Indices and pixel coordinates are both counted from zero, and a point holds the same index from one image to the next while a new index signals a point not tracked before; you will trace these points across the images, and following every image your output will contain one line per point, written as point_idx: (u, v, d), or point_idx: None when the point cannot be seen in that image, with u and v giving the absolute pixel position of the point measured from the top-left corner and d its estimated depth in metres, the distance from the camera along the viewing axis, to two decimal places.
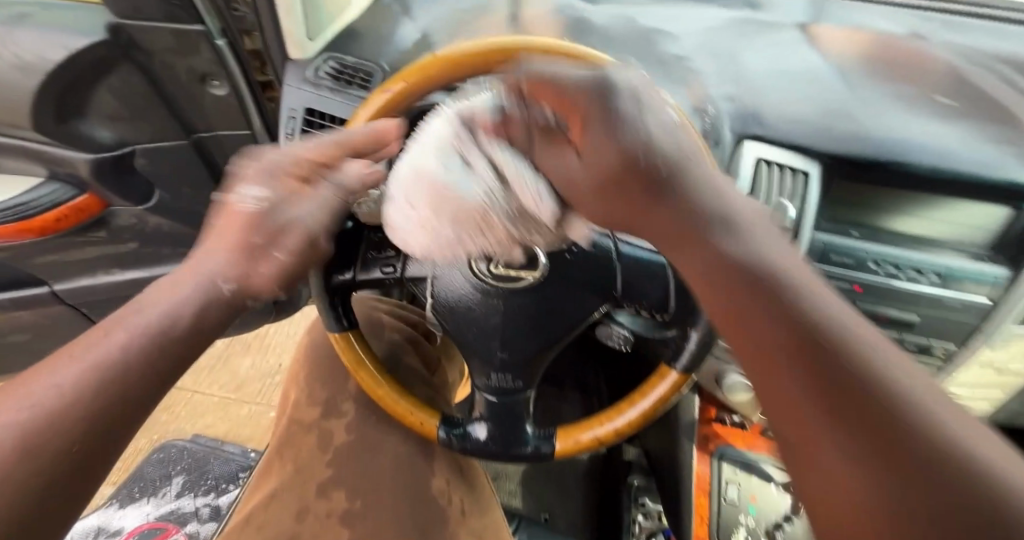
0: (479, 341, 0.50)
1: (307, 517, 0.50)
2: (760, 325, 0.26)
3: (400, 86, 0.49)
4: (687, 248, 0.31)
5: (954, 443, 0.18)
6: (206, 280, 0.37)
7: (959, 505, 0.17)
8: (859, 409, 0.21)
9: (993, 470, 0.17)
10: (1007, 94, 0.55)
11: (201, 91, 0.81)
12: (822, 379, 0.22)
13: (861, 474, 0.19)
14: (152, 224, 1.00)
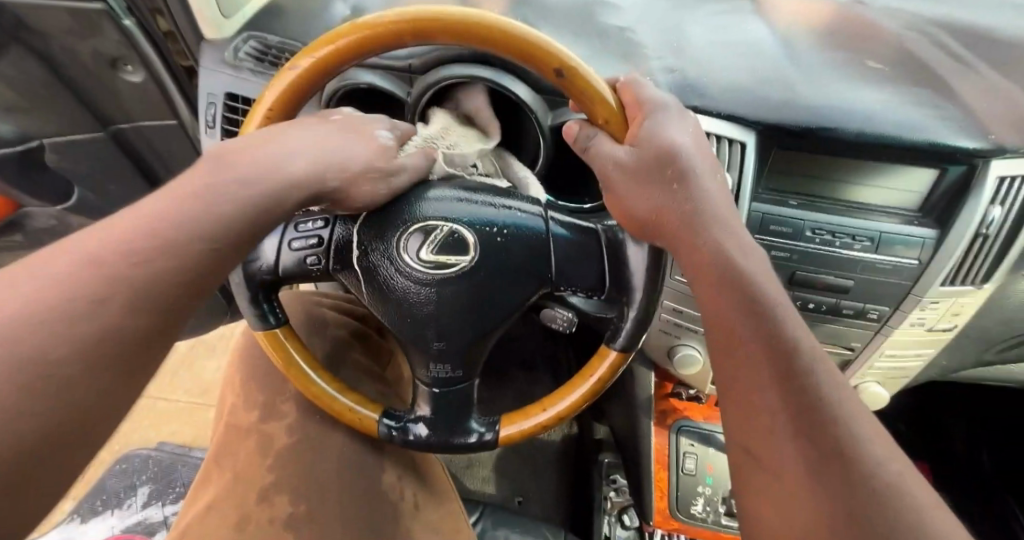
0: (414, 333, 0.49)
1: (247, 528, 0.47)
2: (731, 305, 0.32)
3: (308, 61, 0.46)
4: (710, 283, 0.35)
5: (841, 402, 0.27)
6: (254, 186, 0.36)
7: (852, 444, 0.25)
8: (790, 372, 0.28)
9: (861, 421, 0.26)
10: (940, 60, 0.56)
11: (113, 77, 0.73)
12: (771, 349, 0.29)
13: (795, 418, 0.27)
14: (73, 224, 0.98)
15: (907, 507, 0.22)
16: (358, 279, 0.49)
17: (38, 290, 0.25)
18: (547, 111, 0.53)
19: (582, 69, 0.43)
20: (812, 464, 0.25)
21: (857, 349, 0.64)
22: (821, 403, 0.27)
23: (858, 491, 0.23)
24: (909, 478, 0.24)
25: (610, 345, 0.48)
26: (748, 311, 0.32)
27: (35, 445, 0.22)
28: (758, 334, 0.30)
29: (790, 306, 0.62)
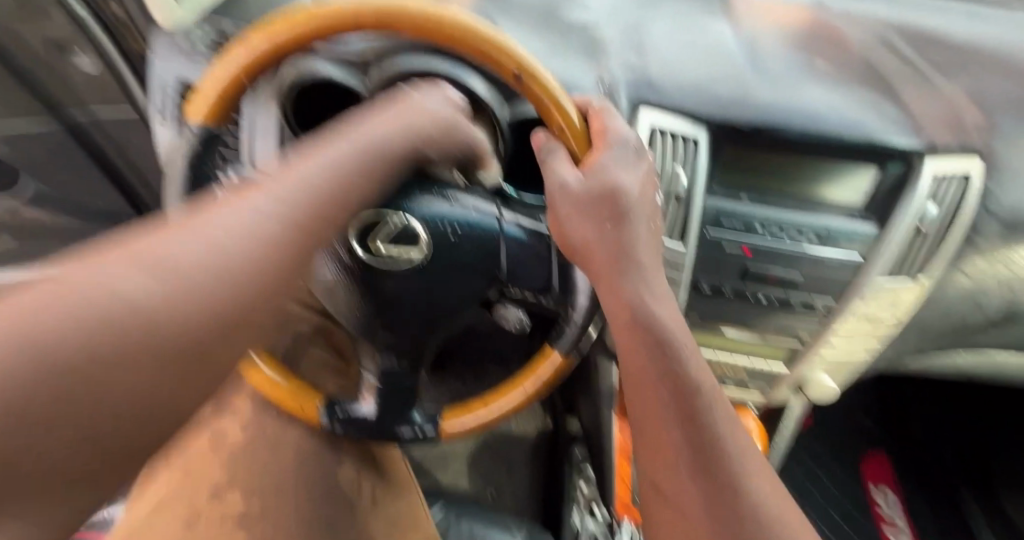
0: (363, 323, 0.50)
1: (197, 523, 0.46)
2: (643, 348, 0.34)
3: (256, 47, 0.47)
4: (628, 325, 0.36)
5: (732, 445, 0.30)
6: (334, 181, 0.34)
7: (742, 488, 0.28)
8: (692, 418, 0.31)
9: (746, 462, 0.30)
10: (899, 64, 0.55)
11: (65, 64, 0.71)
12: (676, 393, 0.32)
13: (696, 463, 0.29)
14: (30, 217, 0.94)
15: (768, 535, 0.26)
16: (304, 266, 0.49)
17: (135, 275, 0.25)
18: (504, 106, 0.53)
19: (541, 73, 0.42)
20: (707, 506, 0.28)
21: (804, 339, 0.66)
22: (709, 441, 0.30)
23: (748, 533, 0.26)
24: (777, 506, 0.28)
25: (555, 344, 0.49)
26: (659, 355, 0.34)
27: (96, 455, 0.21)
28: (666, 378, 0.33)
29: (741, 298, 0.64)
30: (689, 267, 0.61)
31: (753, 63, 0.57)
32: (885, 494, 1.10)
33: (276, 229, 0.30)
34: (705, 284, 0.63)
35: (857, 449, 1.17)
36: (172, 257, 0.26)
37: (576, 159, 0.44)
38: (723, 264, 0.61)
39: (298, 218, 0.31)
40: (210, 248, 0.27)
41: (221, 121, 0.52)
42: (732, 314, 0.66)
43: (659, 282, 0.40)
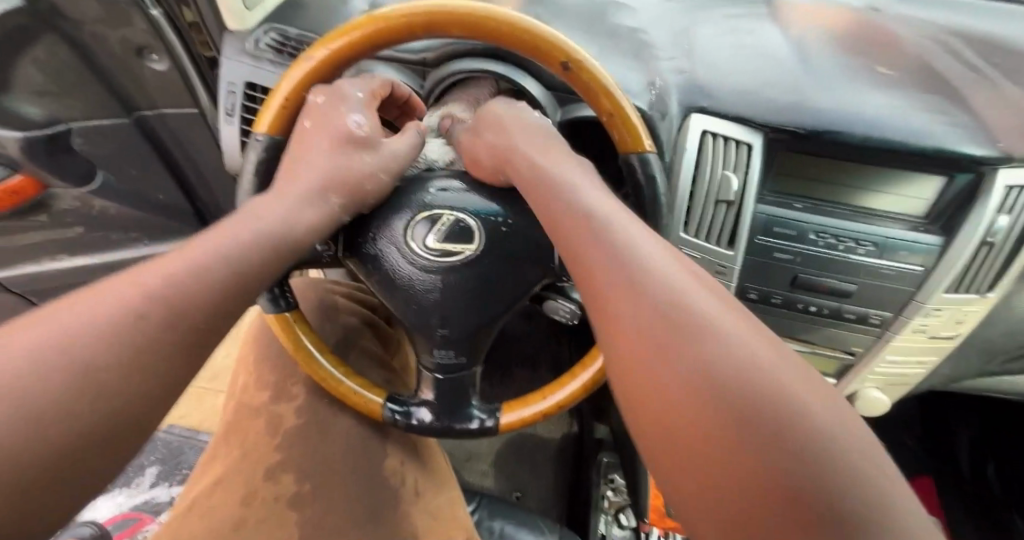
0: (418, 319, 0.50)
1: (252, 504, 0.48)
2: (605, 274, 0.27)
3: (322, 52, 0.47)
4: (587, 254, 0.29)
5: (742, 373, 0.20)
6: (267, 230, 0.39)
7: (755, 422, 0.18)
8: (674, 350, 0.22)
9: (780, 400, 0.19)
10: (960, 70, 0.54)
11: (139, 65, 0.76)
12: (653, 321, 0.23)
13: (683, 398, 0.20)
14: (98, 207, 0.96)
15: (832, 471, 0.16)
16: (368, 263, 0.51)
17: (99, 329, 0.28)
18: (557, 109, 0.54)
19: (590, 63, 0.45)
20: (711, 459, 0.18)
21: (857, 353, 0.64)
22: (715, 363, 0.21)
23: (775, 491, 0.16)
24: (844, 464, 0.17)
25: None
26: (625, 279, 0.26)
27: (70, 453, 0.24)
28: (638, 305, 0.24)
29: (790, 308, 0.62)
30: (737, 274, 0.60)
31: (810, 70, 0.56)
32: None
33: (179, 301, 0.31)
34: (753, 292, 0.62)
35: None
36: (56, 338, 0.26)
37: (625, 145, 0.47)
38: (773, 273, 0.60)
39: (199, 287, 0.32)
40: (101, 324, 0.28)
41: (285, 133, 0.50)
42: (779, 324, 0.65)
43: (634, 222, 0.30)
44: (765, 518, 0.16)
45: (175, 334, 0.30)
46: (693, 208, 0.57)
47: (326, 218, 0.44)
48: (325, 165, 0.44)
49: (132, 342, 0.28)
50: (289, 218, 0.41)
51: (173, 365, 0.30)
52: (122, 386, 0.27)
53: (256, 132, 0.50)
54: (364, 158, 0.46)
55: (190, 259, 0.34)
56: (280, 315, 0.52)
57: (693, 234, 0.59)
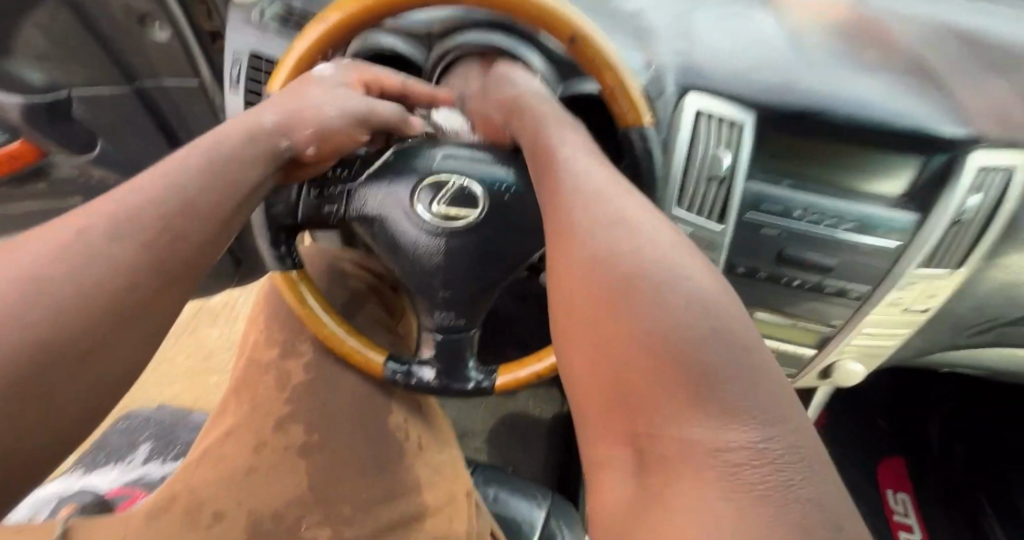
0: (421, 281, 0.52)
1: (263, 451, 0.53)
2: (573, 217, 0.31)
3: (336, 17, 0.49)
4: (560, 205, 0.33)
5: (669, 292, 0.24)
6: (209, 149, 0.41)
7: (672, 331, 0.22)
8: (618, 275, 0.25)
9: (699, 315, 0.22)
10: (948, 61, 0.55)
11: (141, 34, 0.76)
12: (601, 254, 0.27)
13: (615, 313, 0.24)
14: (97, 178, 0.96)
15: (725, 364, 0.20)
16: (373, 226, 0.52)
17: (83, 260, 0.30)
18: (558, 83, 0.56)
19: (593, 35, 0.47)
20: (630, 365, 0.22)
21: (836, 326, 0.68)
22: (660, 284, 0.24)
23: (670, 381, 0.20)
24: (734, 364, 0.20)
25: None
26: (587, 222, 0.30)
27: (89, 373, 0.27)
28: (594, 242, 0.28)
29: (775, 282, 0.66)
30: (726, 249, 0.63)
31: (800, 54, 0.57)
32: (897, 496, 1.07)
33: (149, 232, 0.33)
34: (741, 266, 0.65)
35: (875, 449, 1.13)
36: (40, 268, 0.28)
37: (624, 117, 0.49)
38: (759, 247, 0.63)
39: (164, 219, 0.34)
40: (75, 255, 0.30)
41: None
42: (764, 297, 0.68)
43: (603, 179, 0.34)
44: (679, 400, 0.19)
45: (154, 267, 0.33)
46: (687, 183, 0.60)
47: (251, 128, 0.44)
48: (281, 101, 0.46)
49: (81, 273, 0.29)
50: (221, 136, 0.42)
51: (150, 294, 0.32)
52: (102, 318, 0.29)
53: (269, 91, 0.51)
54: (327, 104, 0.48)
55: (167, 204, 0.35)
56: (286, 275, 0.54)
57: (686, 208, 0.60)
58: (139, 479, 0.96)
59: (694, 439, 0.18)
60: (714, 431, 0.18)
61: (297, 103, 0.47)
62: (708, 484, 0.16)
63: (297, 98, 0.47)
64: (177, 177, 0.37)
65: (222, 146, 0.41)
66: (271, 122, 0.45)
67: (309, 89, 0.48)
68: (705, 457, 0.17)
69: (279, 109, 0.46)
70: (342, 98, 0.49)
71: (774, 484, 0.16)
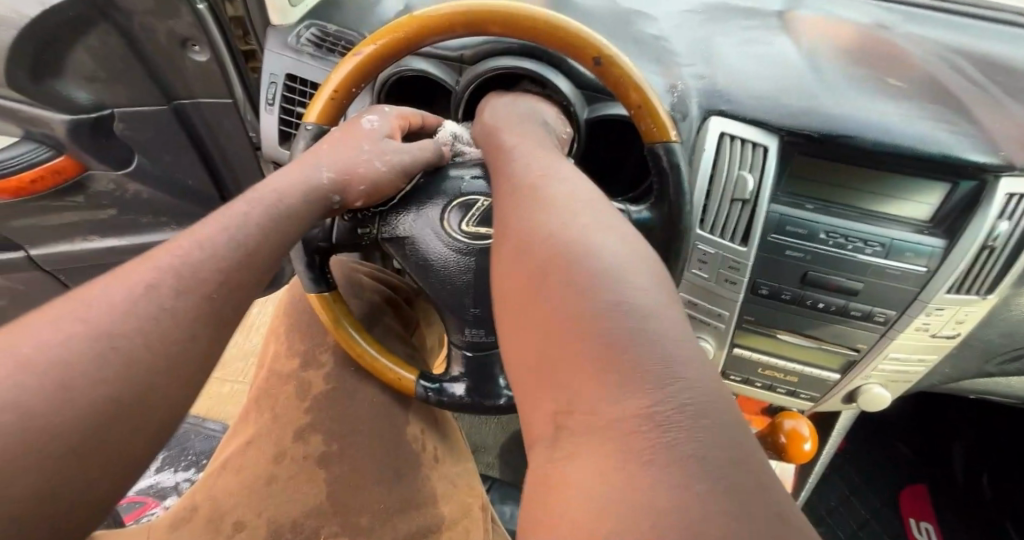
0: (450, 297, 0.53)
1: (282, 461, 0.54)
2: (514, 209, 0.32)
3: (371, 48, 0.52)
4: (510, 198, 0.34)
5: (589, 266, 0.24)
6: (267, 200, 0.42)
7: (588, 305, 0.22)
8: (546, 255, 0.26)
9: (615, 287, 0.22)
10: (963, 85, 0.57)
11: (183, 57, 0.80)
12: (533, 239, 0.28)
13: (540, 295, 0.24)
14: (132, 192, 0.98)
15: (635, 333, 0.20)
16: (405, 247, 0.54)
17: (137, 297, 0.31)
18: (585, 106, 0.58)
19: (620, 58, 0.48)
20: (551, 343, 0.22)
21: (861, 350, 0.68)
22: (581, 262, 0.24)
23: (581, 355, 0.20)
24: (643, 331, 0.20)
25: None
26: (529, 208, 0.31)
27: (135, 400, 0.28)
28: (528, 225, 0.29)
29: (800, 304, 0.65)
30: (750, 270, 0.64)
31: (819, 76, 0.59)
32: (921, 526, 1.03)
33: (201, 273, 0.35)
34: (764, 287, 0.65)
35: (892, 477, 1.10)
36: (103, 307, 0.30)
37: (653, 137, 0.50)
38: (784, 269, 0.63)
39: (213, 261, 0.36)
40: (139, 294, 0.31)
41: (332, 123, 0.54)
42: (788, 320, 0.68)
43: (552, 173, 0.35)
44: (590, 376, 0.19)
45: (203, 304, 0.34)
46: (711, 206, 0.61)
47: (305, 182, 0.46)
48: (332, 154, 0.48)
49: (140, 303, 0.31)
50: (281, 190, 0.44)
51: (204, 328, 0.33)
52: (160, 353, 0.30)
53: (305, 122, 0.53)
54: (371, 156, 0.49)
55: (211, 240, 0.37)
56: (319, 295, 0.56)
57: (709, 231, 0.62)
58: (155, 490, 1.03)
59: (607, 416, 0.18)
60: (621, 404, 0.18)
61: (346, 156, 0.48)
62: (607, 461, 0.16)
63: (344, 150, 0.48)
64: (220, 220, 0.39)
65: (278, 200, 0.43)
66: (323, 177, 0.47)
67: (357, 142, 0.49)
68: (618, 435, 0.17)
69: (328, 162, 0.47)
70: (383, 147, 0.50)
71: (665, 449, 0.16)
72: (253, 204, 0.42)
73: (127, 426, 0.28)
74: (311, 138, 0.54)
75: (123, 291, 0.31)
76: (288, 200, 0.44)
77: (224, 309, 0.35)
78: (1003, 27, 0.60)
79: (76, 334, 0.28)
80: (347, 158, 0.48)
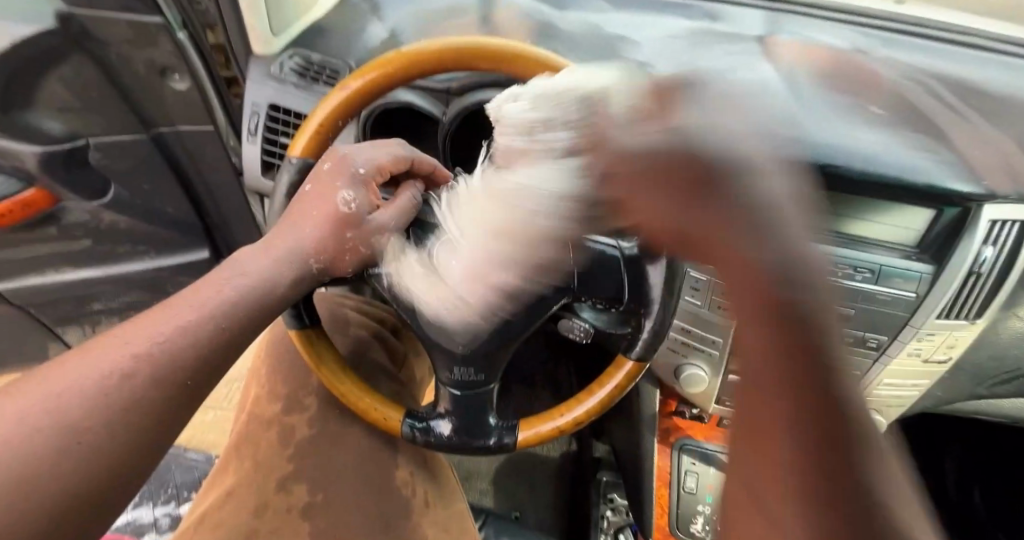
0: (440, 334, 0.52)
1: (264, 514, 0.51)
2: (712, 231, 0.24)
3: (357, 83, 0.51)
4: (698, 205, 0.25)
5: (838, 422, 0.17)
6: (247, 282, 0.44)
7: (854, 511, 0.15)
8: (777, 365, 0.19)
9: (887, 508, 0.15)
10: (945, 114, 0.57)
11: (160, 85, 0.78)
12: (753, 325, 0.20)
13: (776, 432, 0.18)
14: (107, 221, 0.95)
15: None
16: (390, 285, 0.53)
17: (108, 379, 0.34)
18: None
19: None
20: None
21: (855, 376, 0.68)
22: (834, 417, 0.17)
23: None
24: None
25: (629, 354, 0.52)
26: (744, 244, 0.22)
27: (105, 479, 0.32)
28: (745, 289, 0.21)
29: None
30: None
31: None
32: None
33: (175, 353, 0.38)
34: None
35: None
36: (83, 384, 0.34)
37: None
38: None
39: (190, 339, 0.39)
40: (112, 376, 0.35)
41: (316, 158, 0.52)
42: None
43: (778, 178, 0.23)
44: None
45: (172, 386, 0.37)
46: None
47: (293, 241, 0.47)
48: (313, 228, 0.47)
49: (114, 383, 0.35)
50: (266, 274, 0.45)
51: (169, 406, 0.37)
52: (131, 431, 0.34)
53: (291, 155, 0.52)
54: (348, 233, 0.49)
55: (185, 311, 0.40)
56: (301, 332, 0.54)
57: None
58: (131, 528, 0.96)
59: None
60: None
61: (327, 225, 0.47)
62: None
63: (322, 221, 0.47)
64: (197, 290, 0.42)
65: (268, 285, 0.45)
66: (309, 239, 0.47)
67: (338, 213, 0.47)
68: None
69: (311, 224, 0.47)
70: (358, 217, 0.49)
71: None
72: (229, 277, 0.43)
73: (91, 503, 0.32)
74: (293, 173, 0.52)
75: (94, 369, 0.35)
76: (276, 257, 0.46)
77: (189, 388, 0.38)
78: (976, 52, 0.62)
79: (58, 413, 0.32)
80: (331, 233, 0.48)
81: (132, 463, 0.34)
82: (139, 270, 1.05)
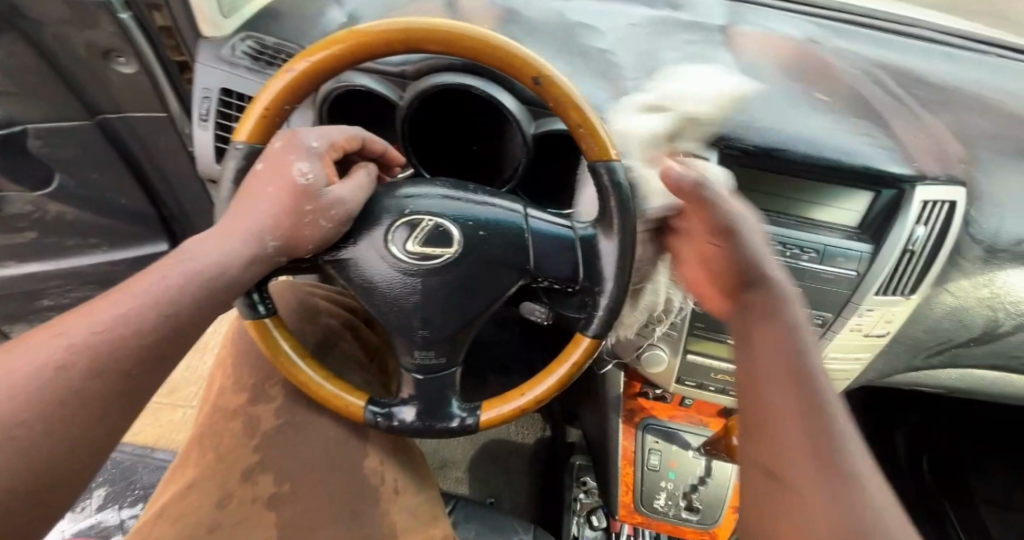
0: (397, 319, 0.52)
1: (228, 506, 0.51)
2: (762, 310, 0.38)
3: (303, 65, 0.49)
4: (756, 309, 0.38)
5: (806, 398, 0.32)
6: (204, 269, 0.42)
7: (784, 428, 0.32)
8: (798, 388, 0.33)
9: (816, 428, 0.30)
10: (886, 101, 0.61)
11: (104, 68, 0.74)
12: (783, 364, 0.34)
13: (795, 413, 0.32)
14: (53, 212, 0.91)
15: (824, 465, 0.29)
16: (348, 270, 0.53)
17: (42, 378, 0.33)
18: (532, 122, 0.58)
19: (558, 78, 0.48)
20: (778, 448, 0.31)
21: None
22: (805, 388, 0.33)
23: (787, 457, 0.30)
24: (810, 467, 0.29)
25: (585, 331, 0.53)
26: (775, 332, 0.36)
27: (40, 485, 0.32)
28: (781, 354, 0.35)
29: None
30: None
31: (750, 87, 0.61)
32: None
33: (117, 346, 0.37)
34: None
35: None
36: (14, 384, 0.32)
37: (596, 154, 0.49)
38: None
39: (135, 331, 0.38)
40: (46, 375, 0.34)
41: (264, 143, 0.51)
42: None
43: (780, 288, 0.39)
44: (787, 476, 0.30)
45: (114, 383, 0.36)
46: None
47: (241, 223, 0.45)
48: (268, 202, 0.45)
49: (51, 382, 0.34)
50: (225, 261, 0.43)
51: (114, 403, 0.36)
52: (69, 432, 0.34)
53: (235, 140, 0.51)
54: (308, 206, 0.46)
55: (132, 303, 0.38)
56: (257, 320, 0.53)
57: None
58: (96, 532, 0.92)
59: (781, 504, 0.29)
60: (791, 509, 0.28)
61: (280, 201, 0.45)
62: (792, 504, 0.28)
63: (275, 197, 0.45)
64: (143, 280, 0.40)
65: (222, 268, 0.43)
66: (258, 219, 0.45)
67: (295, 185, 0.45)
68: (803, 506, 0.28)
69: (258, 206, 0.45)
70: (318, 189, 0.46)
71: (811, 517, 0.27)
72: (179, 267, 0.41)
73: (26, 508, 0.31)
74: (242, 158, 0.51)
75: (26, 367, 0.33)
76: (231, 240, 0.44)
77: (133, 385, 0.37)
78: (902, 39, 0.66)
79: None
80: (286, 207, 0.45)
81: (71, 467, 0.34)
82: (92, 264, 1.01)
